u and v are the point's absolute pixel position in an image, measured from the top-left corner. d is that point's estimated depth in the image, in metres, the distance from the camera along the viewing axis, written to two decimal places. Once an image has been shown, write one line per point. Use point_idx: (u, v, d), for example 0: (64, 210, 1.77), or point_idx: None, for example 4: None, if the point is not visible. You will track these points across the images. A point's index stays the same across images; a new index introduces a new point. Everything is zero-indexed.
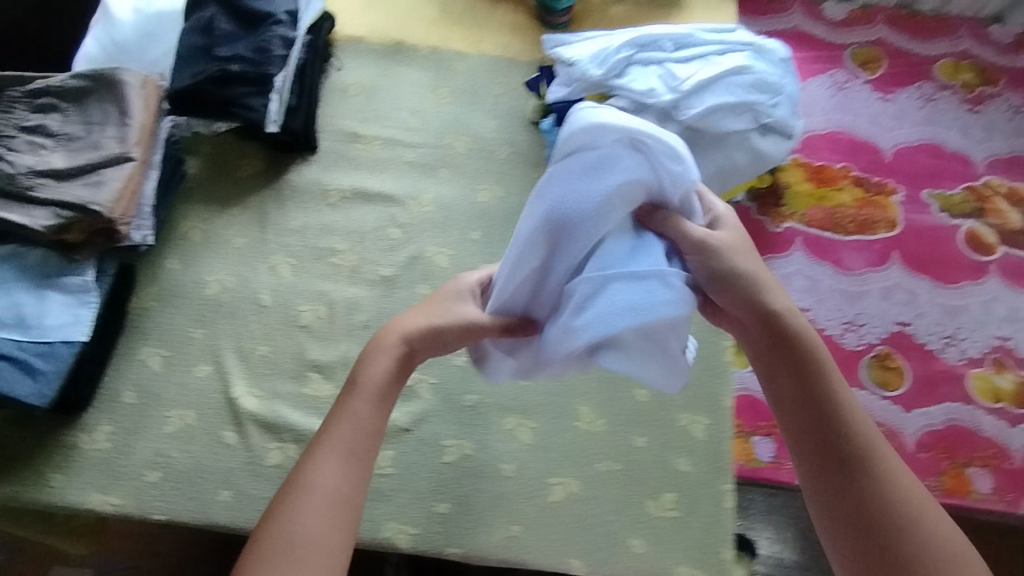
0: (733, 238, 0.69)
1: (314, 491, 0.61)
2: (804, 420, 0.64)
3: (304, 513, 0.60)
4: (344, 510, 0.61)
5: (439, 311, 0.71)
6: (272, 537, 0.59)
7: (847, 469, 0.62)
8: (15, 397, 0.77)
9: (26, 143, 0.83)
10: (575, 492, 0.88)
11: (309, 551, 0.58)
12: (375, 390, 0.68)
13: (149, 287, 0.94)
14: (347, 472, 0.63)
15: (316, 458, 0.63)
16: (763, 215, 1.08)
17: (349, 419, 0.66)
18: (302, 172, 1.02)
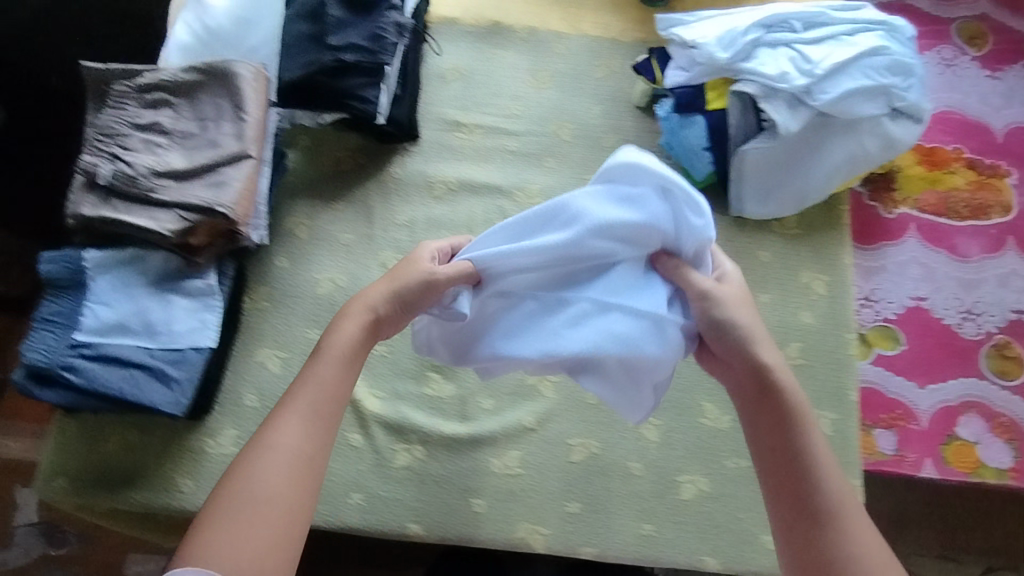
0: (730, 293, 0.69)
1: (276, 449, 0.62)
2: (778, 474, 0.64)
3: (264, 466, 0.61)
4: (302, 470, 0.63)
5: (398, 272, 0.70)
6: (230, 493, 0.60)
7: (816, 526, 0.61)
8: (152, 406, 0.76)
9: (140, 141, 0.80)
10: (705, 490, 0.87)
11: (269, 506, 0.60)
12: (339, 356, 0.69)
13: (260, 287, 0.91)
14: (308, 433, 0.64)
15: (280, 420, 0.64)
16: (875, 201, 1.05)
17: (315, 383, 0.67)
18: (405, 164, 0.98)
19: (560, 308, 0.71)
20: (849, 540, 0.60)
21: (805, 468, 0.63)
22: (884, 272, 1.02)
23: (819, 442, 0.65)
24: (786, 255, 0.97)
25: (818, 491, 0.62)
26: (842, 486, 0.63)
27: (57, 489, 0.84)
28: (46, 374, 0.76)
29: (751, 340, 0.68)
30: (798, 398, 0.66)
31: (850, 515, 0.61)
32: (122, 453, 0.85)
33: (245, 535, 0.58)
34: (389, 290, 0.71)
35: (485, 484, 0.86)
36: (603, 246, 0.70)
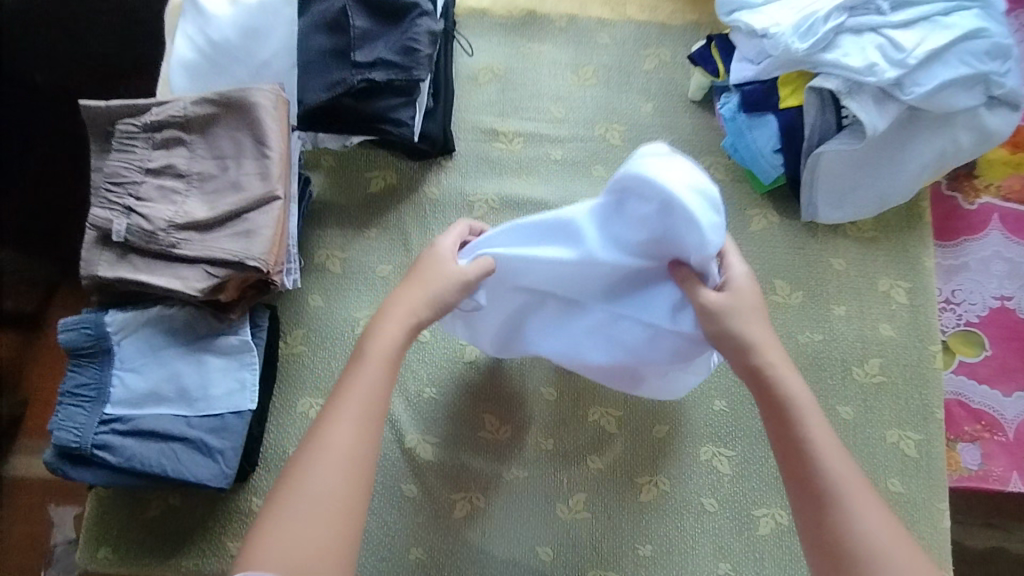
0: (740, 293, 0.63)
1: (328, 455, 0.56)
2: (788, 469, 0.59)
3: (314, 472, 0.56)
4: (358, 476, 0.57)
5: (429, 278, 0.64)
6: (282, 506, 0.55)
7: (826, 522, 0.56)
8: (197, 482, 0.70)
9: (154, 188, 0.71)
10: (785, 524, 0.82)
11: (326, 514, 0.55)
12: (385, 359, 0.61)
13: (296, 330, 0.84)
14: (359, 437, 0.58)
15: (327, 423, 0.58)
16: (955, 191, 0.96)
17: (365, 384, 0.60)
18: (440, 182, 0.89)
19: (575, 310, 0.71)
20: (868, 544, 0.54)
21: (816, 465, 0.58)
22: (965, 271, 0.94)
23: (832, 440, 0.59)
24: (862, 261, 0.89)
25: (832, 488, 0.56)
26: (858, 484, 0.57)
27: (102, 559, 0.79)
28: (78, 454, 0.70)
29: (755, 336, 0.62)
30: (801, 393, 0.61)
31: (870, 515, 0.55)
32: (167, 518, 0.80)
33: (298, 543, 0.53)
34: (433, 291, 0.64)
35: (551, 530, 0.81)
36: (601, 261, 0.65)
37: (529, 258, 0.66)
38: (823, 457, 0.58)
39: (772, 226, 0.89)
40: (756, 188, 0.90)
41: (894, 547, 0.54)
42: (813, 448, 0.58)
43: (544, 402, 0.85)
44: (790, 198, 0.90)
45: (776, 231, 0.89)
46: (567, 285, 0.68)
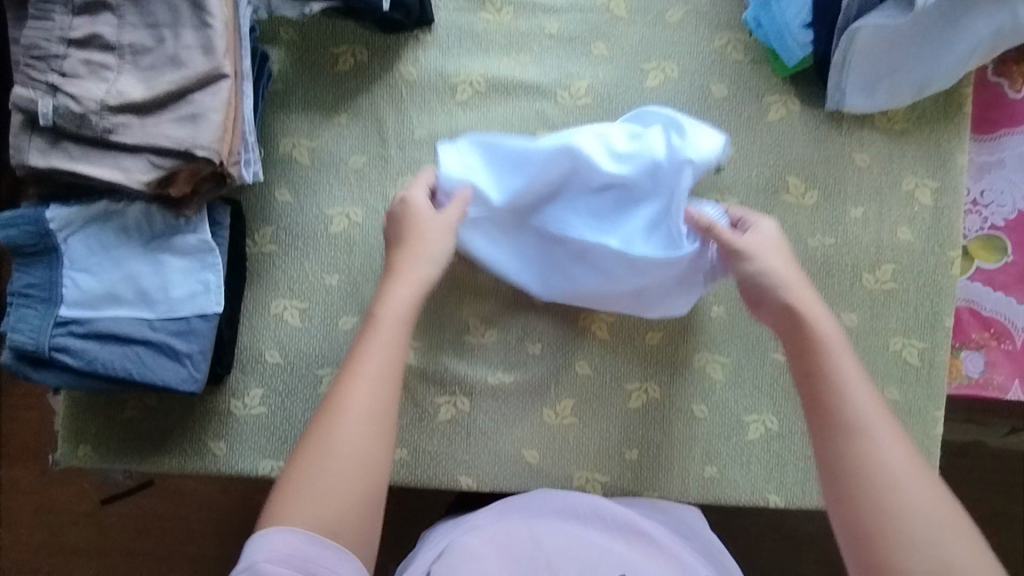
0: (763, 242, 0.68)
1: (349, 415, 0.60)
2: (810, 400, 0.62)
3: (341, 431, 0.59)
4: (377, 430, 0.60)
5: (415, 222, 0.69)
6: (312, 460, 0.58)
7: (844, 457, 0.58)
8: (167, 387, 0.66)
9: (80, 63, 0.62)
10: (775, 430, 0.80)
11: (353, 468, 0.59)
12: (397, 319, 0.65)
13: (264, 227, 0.78)
14: (376, 393, 0.61)
15: (350, 383, 0.61)
16: (1003, 77, 0.85)
17: (381, 344, 0.63)
18: (418, 60, 0.79)
19: (558, 238, 0.75)
20: (894, 478, 0.56)
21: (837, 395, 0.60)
22: (1000, 168, 0.85)
23: (860, 378, 0.61)
24: (887, 156, 0.80)
25: (858, 426, 0.58)
26: (885, 424, 0.59)
27: (83, 457, 0.78)
28: (37, 357, 0.66)
29: (778, 275, 0.67)
30: (829, 334, 0.64)
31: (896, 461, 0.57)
32: (144, 417, 0.78)
33: (333, 490, 0.57)
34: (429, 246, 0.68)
35: (538, 435, 0.79)
36: (589, 175, 0.73)
37: (528, 166, 0.73)
38: (847, 392, 0.60)
39: (793, 116, 0.79)
40: (779, 72, 0.79)
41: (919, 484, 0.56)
42: (838, 382, 0.61)
43: (533, 305, 0.81)
44: (814, 82, 0.79)
45: (796, 121, 0.79)
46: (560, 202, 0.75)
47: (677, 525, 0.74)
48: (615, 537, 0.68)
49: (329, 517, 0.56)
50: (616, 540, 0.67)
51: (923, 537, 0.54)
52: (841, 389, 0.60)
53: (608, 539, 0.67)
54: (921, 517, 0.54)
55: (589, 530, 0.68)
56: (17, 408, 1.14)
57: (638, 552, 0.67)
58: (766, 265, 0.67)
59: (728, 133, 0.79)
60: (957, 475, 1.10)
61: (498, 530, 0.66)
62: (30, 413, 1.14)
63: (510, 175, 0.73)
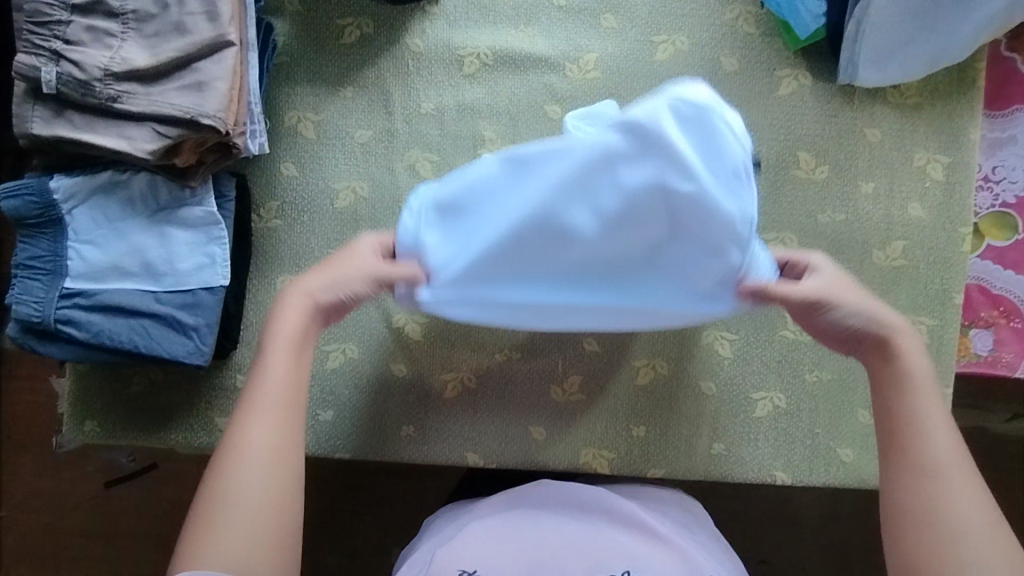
0: (832, 277, 0.62)
1: (247, 450, 0.54)
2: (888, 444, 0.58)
3: (242, 471, 0.53)
4: (283, 468, 0.54)
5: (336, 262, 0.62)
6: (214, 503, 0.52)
7: (903, 498, 0.55)
8: (173, 359, 0.66)
9: (83, 29, 0.61)
10: (783, 408, 0.80)
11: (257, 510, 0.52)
12: (292, 341, 0.59)
13: (270, 202, 0.77)
14: (277, 423, 0.56)
15: (246, 416, 0.56)
16: (1016, 51, 0.84)
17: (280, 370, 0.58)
18: (425, 33, 0.78)
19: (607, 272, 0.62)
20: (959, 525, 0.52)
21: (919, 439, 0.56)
22: (1012, 145, 0.84)
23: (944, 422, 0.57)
24: (899, 132, 0.79)
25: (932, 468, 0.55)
26: (963, 474, 0.54)
27: (89, 433, 0.78)
28: (42, 329, 0.65)
29: (870, 314, 0.60)
30: (919, 374, 0.59)
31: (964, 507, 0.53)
32: (150, 393, 0.78)
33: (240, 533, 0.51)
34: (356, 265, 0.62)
35: (545, 411, 0.79)
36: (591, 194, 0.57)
37: (498, 219, 0.60)
38: (930, 439, 0.56)
39: (804, 90, 0.78)
40: (790, 45, 0.78)
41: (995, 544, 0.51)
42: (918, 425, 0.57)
43: None
44: (826, 56, 0.78)
45: (807, 96, 0.78)
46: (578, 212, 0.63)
47: (692, 524, 0.71)
48: (624, 530, 0.65)
49: (243, 558, 0.50)
50: (625, 533, 0.64)
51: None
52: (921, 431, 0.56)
53: (616, 531, 0.65)
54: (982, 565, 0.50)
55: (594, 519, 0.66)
56: (21, 391, 1.14)
57: (644, 543, 0.64)
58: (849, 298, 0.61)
59: (739, 107, 0.78)
60: None
61: (501, 522, 0.65)
62: (33, 396, 1.14)
63: (479, 226, 0.61)
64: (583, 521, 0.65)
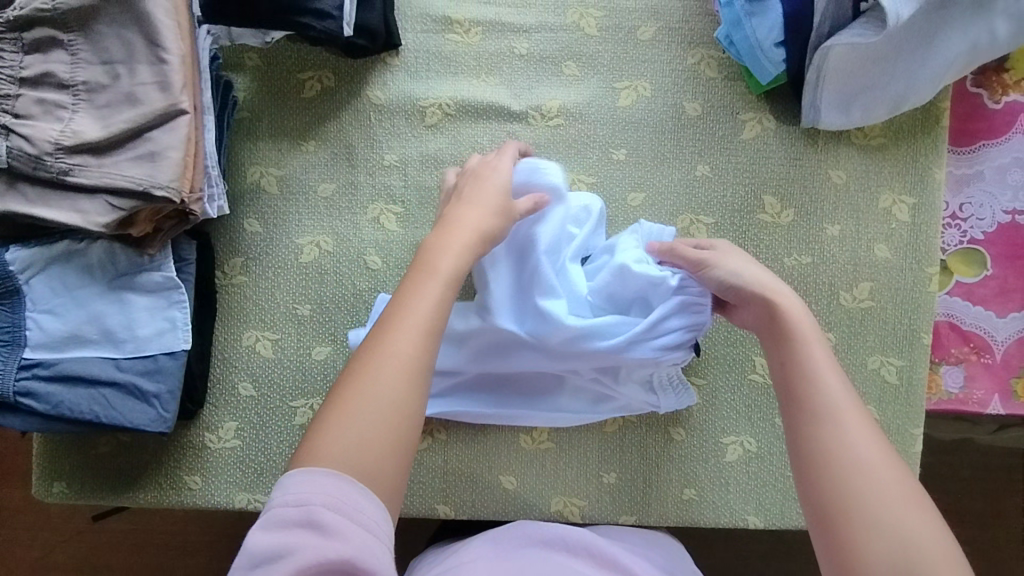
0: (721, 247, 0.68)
1: (393, 356, 0.50)
2: (783, 388, 0.57)
3: (389, 375, 0.50)
4: (420, 380, 0.51)
5: (479, 189, 0.67)
6: (351, 398, 0.49)
7: (812, 447, 0.53)
8: (135, 428, 0.66)
9: (33, 103, 0.60)
10: (753, 452, 0.80)
11: (388, 414, 0.49)
12: (453, 276, 0.57)
13: (234, 258, 0.77)
14: (426, 337, 0.52)
15: (395, 326, 0.52)
16: (982, 87, 0.83)
17: (433, 291, 0.55)
18: (387, 85, 0.77)
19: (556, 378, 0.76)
20: (861, 467, 0.50)
21: (813, 384, 0.56)
22: (978, 181, 0.84)
23: (830, 365, 0.57)
24: (864, 172, 0.79)
25: (828, 413, 0.54)
26: (859, 415, 0.54)
27: (58, 494, 0.77)
28: (1, 401, 0.65)
29: (751, 271, 0.65)
30: (803, 320, 0.60)
31: (857, 444, 0.52)
32: (118, 453, 0.77)
33: (367, 444, 0.47)
34: (487, 210, 0.65)
35: (515, 461, 0.79)
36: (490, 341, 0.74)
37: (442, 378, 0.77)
38: (821, 384, 0.55)
39: (768, 133, 0.78)
40: (752, 89, 0.78)
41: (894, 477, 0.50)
42: (807, 365, 0.57)
43: None
44: (790, 98, 0.78)
45: (771, 138, 0.78)
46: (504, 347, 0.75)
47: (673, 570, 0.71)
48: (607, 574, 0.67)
49: (364, 464, 0.47)
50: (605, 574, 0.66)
51: (885, 515, 0.48)
52: (814, 373, 0.56)
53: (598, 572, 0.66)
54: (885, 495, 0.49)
55: (574, 560, 0.67)
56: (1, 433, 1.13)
57: None
58: (732, 258, 0.67)
59: (703, 151, 0.78)
60: (943, 480, 1.10)
61: (494, 563, 0.65)
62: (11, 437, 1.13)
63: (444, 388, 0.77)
64: (572, 564, 0.67)
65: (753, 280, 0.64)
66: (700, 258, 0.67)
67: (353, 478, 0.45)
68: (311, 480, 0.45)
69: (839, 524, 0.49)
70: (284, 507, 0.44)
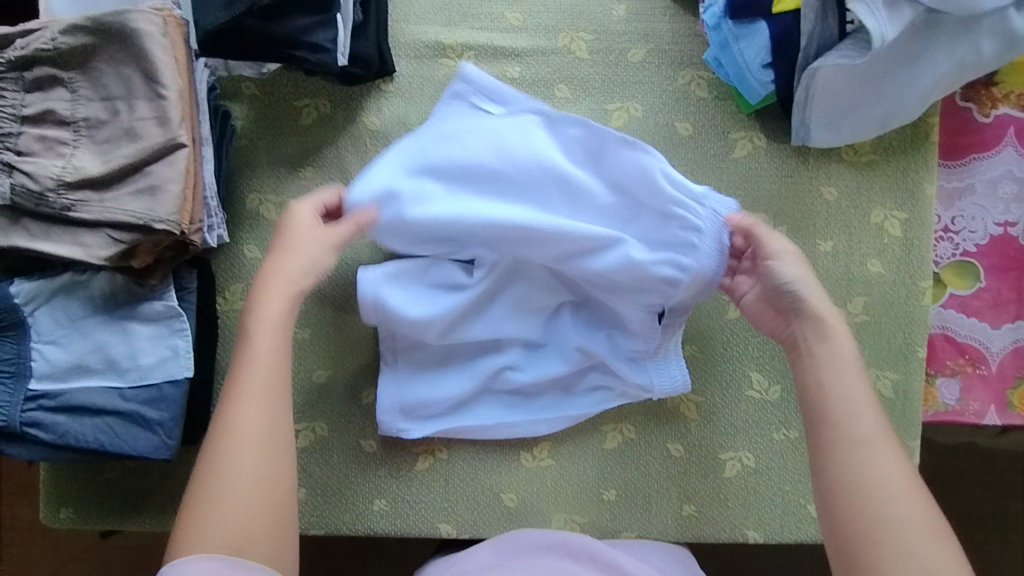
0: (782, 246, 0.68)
1: (239, 438, 0.58)
2: (814, 410, 0.61)
3: (234, 456, 0.57)
4: (282, 440, 0.59)
5: (289, 233, 0.68)
6: (212, 486, 0.56)
7: (841, 475, 0.57)
8: (139, 455, 0.67)
9: (35, 139, 0.61)
10: (751, 467, 0.80)
11: (256, 492, 0.57)
12: (278, 329, 0.63)
13: (234, 284, 0.78)
14: (263, 408, 0.59)
15: (238, 399, 0.60)
16: (971, 101, 0.84)
17: (268, 354, 0.62)
18: (381, 111, 0.79)
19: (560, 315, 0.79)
20: (886, 495, 0.55)
21: (846, 414, 0.59)
22: (970, 194, 0.84)
23: (866, 394, 0.60)
24: (856, 188, 0.80)
25: (861, 441, 0.57)
26: (890, 447, 0.57)
27: (65, 519, 0.78)
28: (8, 432, 0.66)
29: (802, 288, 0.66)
30: (845, 346, 0.63)
31: (887, 473, 0.56)
32: (123, 478, 0.78)
33: (240, 518, 0.55)
34: (311, 250, 0.67)
35: (516, 479, 0.80)
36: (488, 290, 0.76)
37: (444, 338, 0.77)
38: (857, 413, 0.59)
39: (759, 151, 0.79)
40: (742, 108, 0.79)
41: (919, 510, 0.54)
42: (844, 393, 0.60)
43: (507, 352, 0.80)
44: (780, 117, 0.79)
45: (763, 157, 0.79)
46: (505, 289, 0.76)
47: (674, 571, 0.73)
48: None
49: (238, 541, 0.54)
50: None
51: (908, 541, 0.53)
52: (851, 402, 0.60)
53: None
54: (911, 531, 0.53)
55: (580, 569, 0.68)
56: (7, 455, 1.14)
57: None
58: (789, 269, 0.67)
59: (695, 171, 0.79)
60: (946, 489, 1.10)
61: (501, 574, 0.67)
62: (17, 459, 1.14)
63: (443, 355, 0.79)
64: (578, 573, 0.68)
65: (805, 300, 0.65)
66: (774, 250, 0.67)
67: (227, 557, 0.53)
68: (188, 567, 0.52)
69: (858, 544, 0.54)
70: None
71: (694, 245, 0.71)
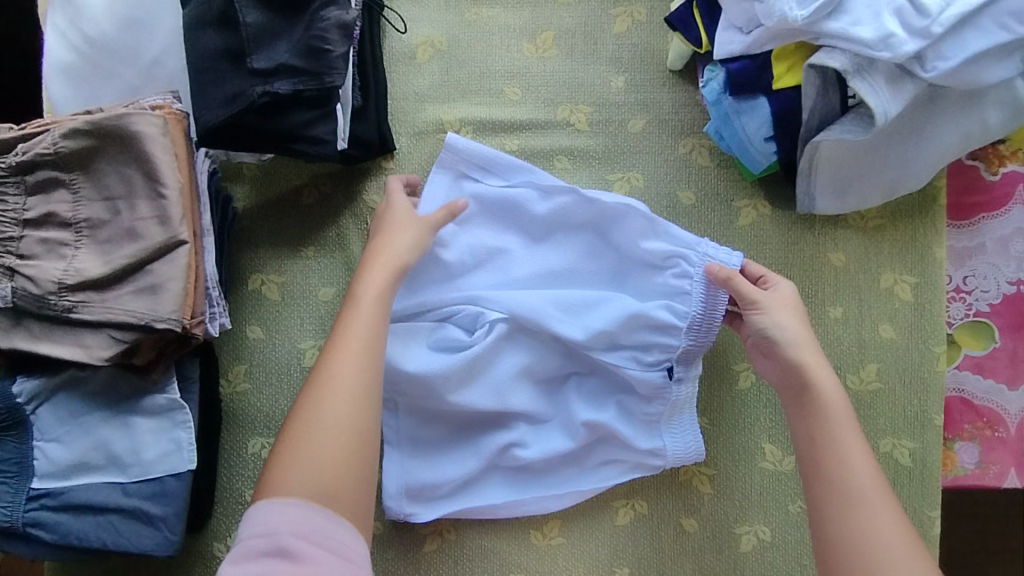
0: (777, 299, 0.69)
1: (340, 387, 0.61)
2: (810, 464, 0.62)
3: (331, 405, 0.60)
4: (371, 402, 0.62)
5: (389, 216, 0.71)
6: (307, 432, 0.60)
7: (842, 538, 0.57)
8: (143, 552, 0.66)
9: (37, 242, 0.61)
10: (768, 540, 0.78)
11: (344, 442, 0.60)
12: (377, 296, 0.66)
13: (237, 367, 0.77)
14: (359, 366, 0.62)
15: (337, 355, 0.63)
16: (977, 159, 0.83)
17: (366, 317, 0.65)
18: (382, 189, 0.79)
19: (564, 378, 0.78)
20: (884, 555, 0.55)
21: (841, 470, 0.60)
22: (981, 253, 0.83)
23: (859, 449, 0.61)
24: (864, 254, 0.79)
25: (856, 500, 0.58)
26: (885, 504, 0.58)
27: None
28: (11, 532, 0.65)
29: (794, 337, 0.67)
30: (836, 398, 0.64)
31: (883, 531, 0.57)
32: (128, 565, 0.77)
33: (330, 464, 0.59)
34: (412, 232, 0.71)
35: (526, 558, 0.78)
36: (491, 348, 0.75)
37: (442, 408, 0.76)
38: (851, 470, 0.60)
39: (764, 219, 0.78)
40: (746, 176, 0.78)
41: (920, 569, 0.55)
42: (837, 448, 0.61)
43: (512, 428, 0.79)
44: (784, 185, 0.78)
45: (767, 224, 0.78)
46: (508, 347, 0.76)
47: None
48: None
49: (320, 491, 0.57)
50: None
51: None
52: (843, 457, 0.61)
53: None
54: None
55: None
56: None
57: None
58: (780, 319, 0.68)
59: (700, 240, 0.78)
60: None
61: None
62: None
63: (444, 428, 0.78)
64: None
65: (796, 355, 0.66)
66: (756, 300, 0.68)
67: (309, 503, 0.56)
68: (277, 509, 0.55)
69: None
70: (255, 538, 0.53)
71: (687, 292, 0.73)
